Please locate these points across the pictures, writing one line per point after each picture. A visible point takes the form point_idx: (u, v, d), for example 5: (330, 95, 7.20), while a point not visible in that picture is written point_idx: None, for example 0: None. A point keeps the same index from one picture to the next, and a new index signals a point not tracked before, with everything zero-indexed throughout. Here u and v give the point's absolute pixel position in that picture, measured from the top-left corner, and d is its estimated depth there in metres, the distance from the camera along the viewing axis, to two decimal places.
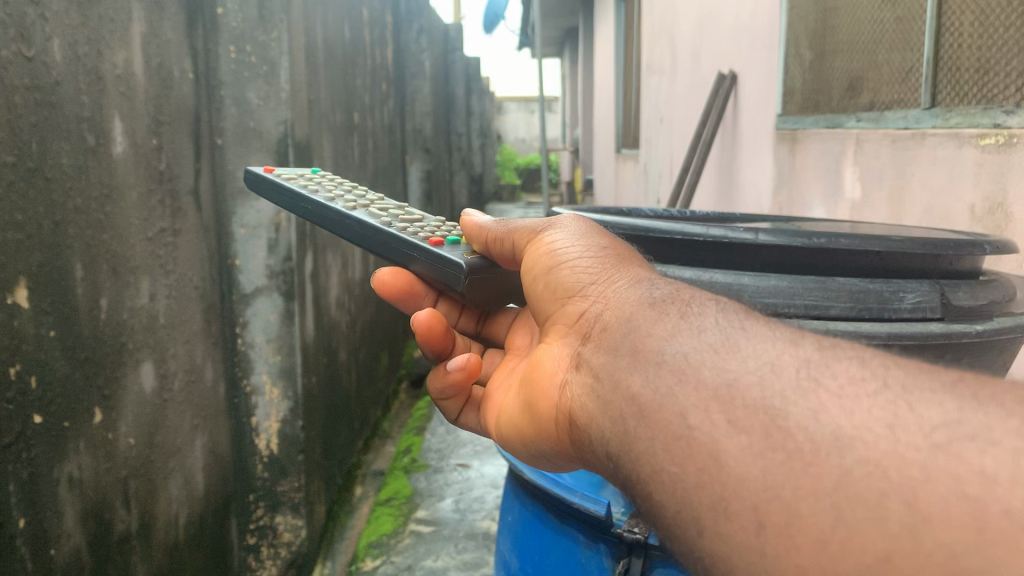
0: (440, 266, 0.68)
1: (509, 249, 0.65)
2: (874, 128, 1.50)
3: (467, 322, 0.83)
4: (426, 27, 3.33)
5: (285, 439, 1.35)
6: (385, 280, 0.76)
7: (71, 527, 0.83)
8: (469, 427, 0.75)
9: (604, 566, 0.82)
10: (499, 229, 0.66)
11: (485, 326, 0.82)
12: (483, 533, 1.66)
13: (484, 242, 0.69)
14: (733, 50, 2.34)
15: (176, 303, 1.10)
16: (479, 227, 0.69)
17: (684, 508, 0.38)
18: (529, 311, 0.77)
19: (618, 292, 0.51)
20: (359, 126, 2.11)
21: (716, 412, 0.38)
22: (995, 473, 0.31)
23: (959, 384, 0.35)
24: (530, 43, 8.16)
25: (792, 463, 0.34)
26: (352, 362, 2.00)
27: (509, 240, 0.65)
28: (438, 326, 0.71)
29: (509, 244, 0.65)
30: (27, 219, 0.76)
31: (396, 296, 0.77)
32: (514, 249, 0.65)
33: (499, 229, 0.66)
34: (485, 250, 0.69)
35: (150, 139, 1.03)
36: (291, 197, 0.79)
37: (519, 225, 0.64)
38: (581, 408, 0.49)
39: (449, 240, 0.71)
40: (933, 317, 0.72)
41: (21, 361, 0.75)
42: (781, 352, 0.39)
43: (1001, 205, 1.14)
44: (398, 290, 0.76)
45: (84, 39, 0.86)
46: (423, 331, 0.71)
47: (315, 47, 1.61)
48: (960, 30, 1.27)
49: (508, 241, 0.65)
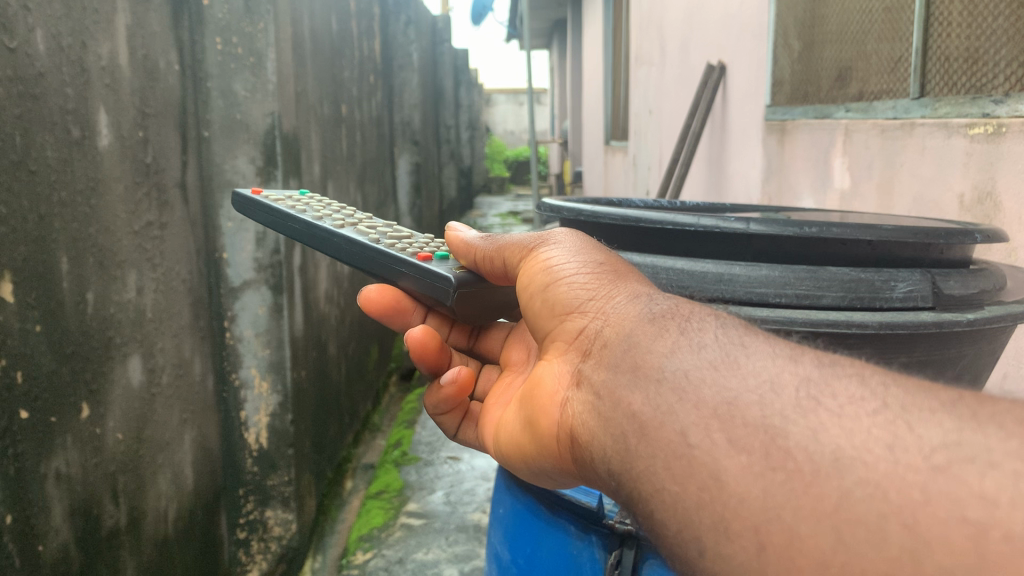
0: (427, 282, 0.67)
1: (500, 268, 0.65)
2: (863, 118, 1.50)
3: (458, 336, 0.83)
4: (413, 18, 3.29)
5: (274, 432, 1.34)
6: (371, 297, 0.75)
7: (59, 522, 0.82)
8: (468, 442, 0.76)
9: (596, 558, 0.82)
10: (488, 247, 0.65)
11: (478, 341, 0.82)
12: (474, 526, 1.66)
13: (473, 259, 0.68)
14: (721, 41, 2.34)
15: (163, 297, 1.09)
16: (467, 244, 0.68)
17: (685, 528, 0.38)
18: (523, 325, 0.77)
19: (618, 307, 0.50)
20: (346, 118, 2.09)
21: (716, 430, 0.38)
22: (995, 496, 0.30)
23: (959, 403, 0.35)
24: (517, 35, 8.12)
25: (792, 483, 0.34)
26: (342, 357, 1.99)
27: (499, 259, 0.64)
28: (431, 342, 0.71)
29: (499, 262, 0.65)
30: (10, 212, 0.74)
31: (383, 313, 0.77)
32: (504, 267, 0.65)
33: (488, 247, 0.65)
34: (474, 267, 0.69)
35: (136, 131, 1.01)
36: (280, 218, 0.79)
37: (509, 241, 0.63)
38: (583, 426, 0.48)
39: (437, 255, 0.71)
40: (924, 306, 0.72)
41: (6, 357, 0.74)
42: (782, 369, 0.39)
43: (990, 195, 1.15)
44: (384, 306, 0.76)
45: (67, 30, 0.84)
46: (415, 348, 0.70)
47: (303, 38, 1.60)
48: (948, 20, 1.27)
49: (498, 260, 0.65)
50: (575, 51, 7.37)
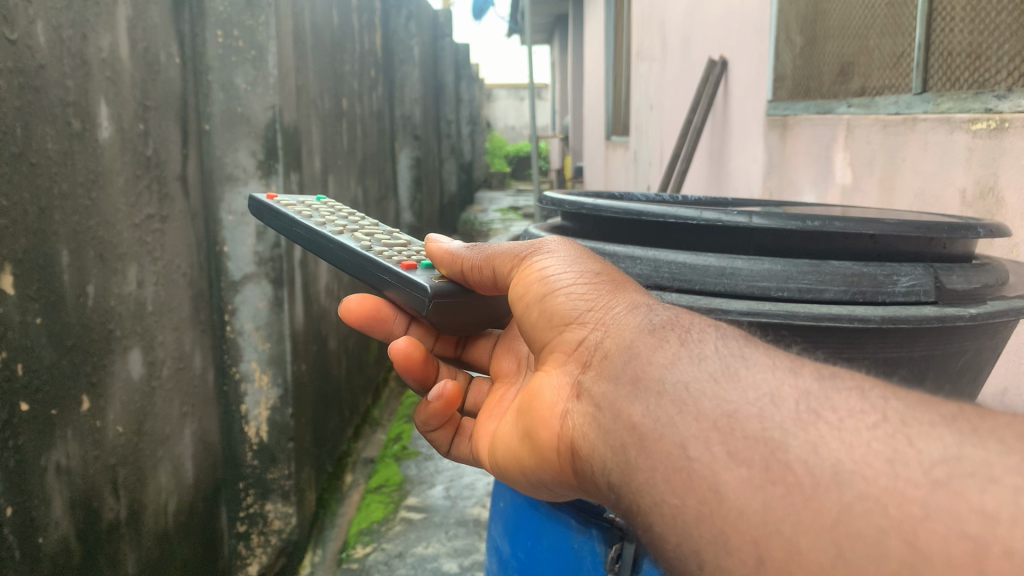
0: (411, 292, 0.67)
1: (489, 277, 0.65)
2: (864, 114, 1.50)
3: (444, 347, 0.83)
4: (415, 13, 3.28)
5: (274, 426, 1.34)
6: (351, 307, 0.77)
7: (60, 514, 0.82)
8: (461, 457, 0.76)
9: (597, 551, 0.82)
10: (475, 257, 0.65)
11: (465, 351, 0.82)
12: (474, 520, 1.66)
13: (458, 270, 0.68)
14: (722, 35, 2.33)
15: (164, 291, 1.09)
16: (450, 254, 0.68)
17: (685, 540, 0.38)
18: (512, 335, 0.77)
19: (618, 318, 0.50)
20: (347, 112, 2.08)
21: (716, 443, 0.38)
22: (995, 512, 0.30)
23: (959, 417, 0.35)
24: (517, 29, 8.08)
25: (791, 496, 0.35)
26: (342, 352, 1.99)
27: (489, 269, 0.64)
28: (416, 353, 0.72)
29: (489, 271, 0.65)
30: (11, 205, 0.74)
31: (366, 323, 0.78)
32: (494, 276, 0.64)
33: (476, 257, 0.65)
34: (459, 278, 0.68)
35: (137, 124, 1.01)
36: (286, 222, 0.79)
37: (497, 251, 0.63)
38: (584, 438, 0.49)
39: (423, 264, 0.71)
40: (928, 301, 0.72)
41: (8, 349, 0.74)
42: (782, 381, 0.39)
43: (993, 190, 1.15)
44: (363, 317, 0.77)
45: (68, 22, 0.84)
46: (400, 360, 0.72)
47: (304, 31, 1.59)
48: (950, 15, 1.27)
49: (488, 270, 0.65)
50: (576, 45, 7.35)
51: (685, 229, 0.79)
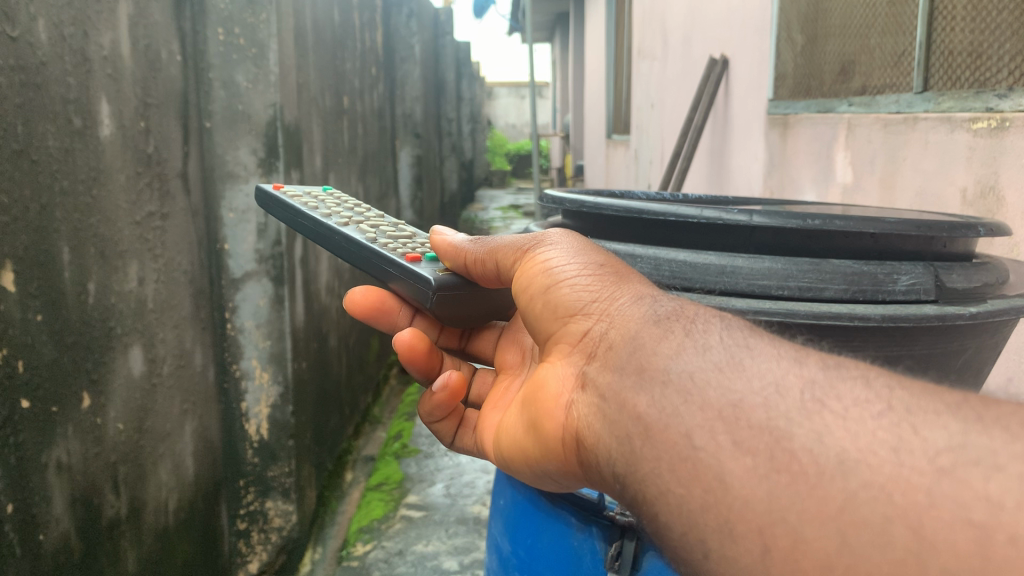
0: (414, 285, 0.67)
1: (492, 271, 0.65)
2: (866, 113, 1.50)
3: (448, 338, 0.83)
4: (416, 11, 3.28)
5: (275, 423, 1.34)
6: (356, 299, 0.77)
7: (60, 512, 0.82)
8: (466, 449, 0.76)
9: (597, 549, 0.83)
10: (478, 251, 0.65)
11: (469, 343, 0.82)
12: (474, 518, 1.66)
13: (461, 264, 0.68)
14: (724, 35, 2.33)
15: (165, 288, 1.09)
16: (453, 248, 0.68)
17: (690, 530, 0.38)
18: (516, 327, 0.78)
19: (622, 309, 0.51)
20: (348, 110, 2.08)
21: (721, 432, 0.38)
22: (1001, 500, 0.31)
23: (964, 406, 0.36)
24: (518, 28, 8.08)
25: (796, 485, 0.35)
26: (343, 350, 1.99)
27: (491, 262, 0.64)
28: (420, 345, 0.72)
29: (491, 265, 0.65)
30: (12, 202, 0.74)
31: (369, 315, 0.78)
32: (497, 270, 0.65)
33: (479, 250, 0.65)
34: (461, 271, 0.68)
35: (138, 121, 1.01)
36: (292, 214, 0.80)
37: (500, 244, 0.63)
38: (589, 428, 0.49)
39: (427, 257, 0.71)
40: (927, 300, 0.72)
41: (9, 346, 0.74)
42: (786, 371, 0.40)
43: (993, 189, 1.15)
44: (368, 309, 0.77)
45: (69, 19, 0.84)
46: (404, 351, 0.72)
47: (305, 30, 1.59)
48: (951, 14, 1.27)
49: (491, 263, 0.65)
50: (576, 45, 7.35)
51: (685, 228, 0.79)
